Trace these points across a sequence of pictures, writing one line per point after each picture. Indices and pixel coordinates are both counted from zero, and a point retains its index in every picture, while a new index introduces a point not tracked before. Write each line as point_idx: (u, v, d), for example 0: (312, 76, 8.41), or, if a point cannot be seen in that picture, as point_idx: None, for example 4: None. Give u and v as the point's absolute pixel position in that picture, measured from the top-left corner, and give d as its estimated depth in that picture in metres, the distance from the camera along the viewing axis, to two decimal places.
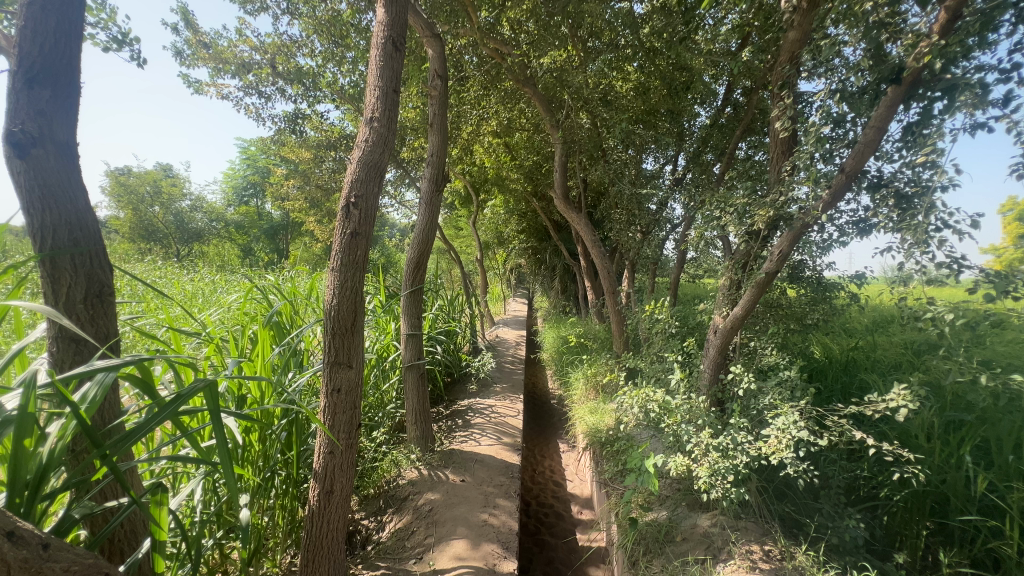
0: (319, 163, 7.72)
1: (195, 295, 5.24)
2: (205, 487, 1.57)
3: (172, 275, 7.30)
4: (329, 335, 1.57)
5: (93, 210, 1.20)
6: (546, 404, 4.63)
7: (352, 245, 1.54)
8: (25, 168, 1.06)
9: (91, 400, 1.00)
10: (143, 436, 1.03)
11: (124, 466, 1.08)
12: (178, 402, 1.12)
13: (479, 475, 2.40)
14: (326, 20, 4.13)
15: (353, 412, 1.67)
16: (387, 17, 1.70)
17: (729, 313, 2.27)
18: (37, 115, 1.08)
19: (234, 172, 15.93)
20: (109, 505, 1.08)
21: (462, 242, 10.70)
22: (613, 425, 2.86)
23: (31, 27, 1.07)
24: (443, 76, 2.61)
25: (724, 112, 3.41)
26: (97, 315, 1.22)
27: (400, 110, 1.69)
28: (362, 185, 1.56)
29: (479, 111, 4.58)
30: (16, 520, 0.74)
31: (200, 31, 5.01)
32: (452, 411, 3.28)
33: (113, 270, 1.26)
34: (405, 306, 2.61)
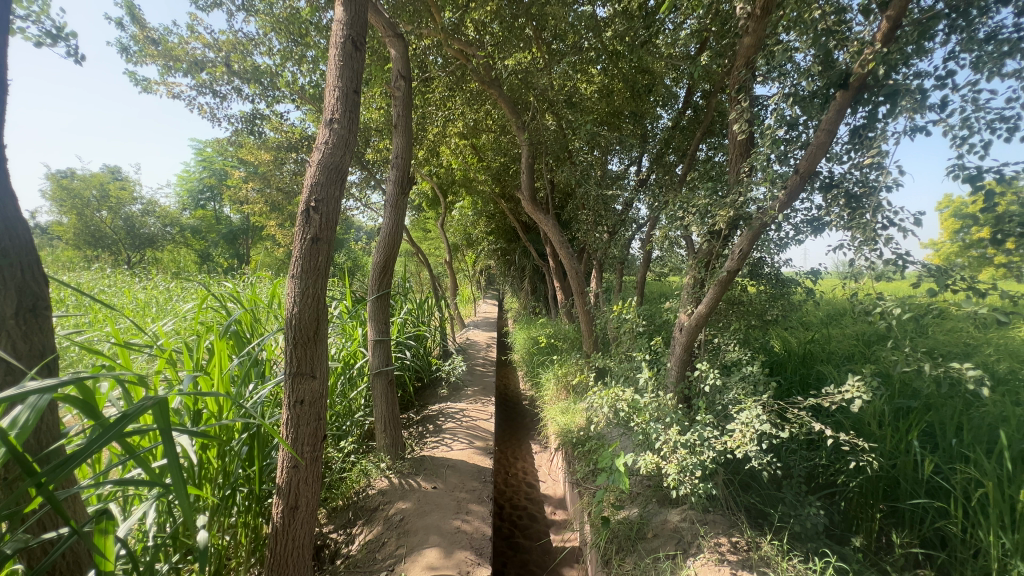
0: (280, 166, 7.49)
1: (148, 304, 4.99)
2: (159, 509, 1.48)
3: (122, 283, 6.92)
4: (291, 345, 1.51)
5: (23, 218, 1.12)
6: (518, 405, 4.62)
7: (312, 251, 1.50)
8: None
9: (24, 424, 0.93)
10: (85, 460, 0.97)
11: (64, 493, 1.01)
12: (125, 421, 1.06)
13: (451, 481, 2.37)
14: (283, 18, 4.00)
15: (318, 423, 1.62)
16: (346, 15, 1.65)
17: (694, 311, 2.32)
18: None
19: (188, 175, 15.26)
20: (47, 536, 1.00)
21: (430, 245, 10.59)
22: (584, 425, 2.88)
23: None
24: (406, 77, 2.57)
25: (686, 114, 3.50)
26: (31, 331, 1.15)
27: (361, 111, 1.64)
28: (323, 189, 1.51)
29: (445, 112, 4.54)
30: None
31: (148, 26, 4.78)
32: (422, 416, 3.23)
33: (48, 281, 1.18)
34: (372, 311, 2.55)
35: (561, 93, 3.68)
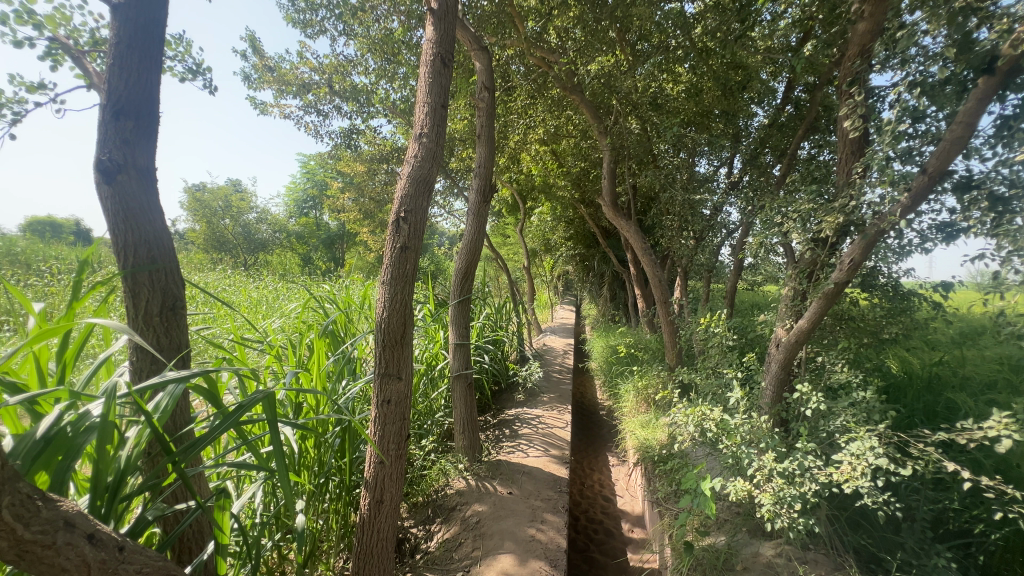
0: (373, 176, 8.07)
1: (260, 303, 5.61)
2: (266, 490, 1.64)
3: (240, 284, 7.84)
4: (380, 347, 1.60)
5: (168, 230, 1.31)
6: (595, 415, 4.53)
7: (401, 258, 1.58)
8: (111, 192, 1.19)
9: (164, 409, 1.08)
10: (208, 443, 1.10)
11: (193, 471, 1.16)
12: (241, 410, 1.19)
13: (526, 488, 2.37)
14: (379, 39, 4.31)
15: (403, 423, 1.70)
16: (436, 34, 1.73)
17: (793, 326, 2.12)
18: (122, 144, 1.20)
19: (295, 186, 16.96)
20: (179, 508, 1.15)
21: (509, 250, 10.77)
22: (665, 441, 2.74)
23: (118, 64, 1.19)
24: (490, 88, 2.63)
25: (785, 111, 3.22)
26: (170, 327, 1.34)
27: (448, 124, 1.71)
28: (412, 200, 1.59)
29: (526, 120, 4.61)
30: (97, 523, 0.83)
31: (266, 56, 5.40)
32: (499, 420, 3.28)
33: (185, 285, 1.37)
34: (454, 315, 2.63)
35: (645, 96, 3.59)
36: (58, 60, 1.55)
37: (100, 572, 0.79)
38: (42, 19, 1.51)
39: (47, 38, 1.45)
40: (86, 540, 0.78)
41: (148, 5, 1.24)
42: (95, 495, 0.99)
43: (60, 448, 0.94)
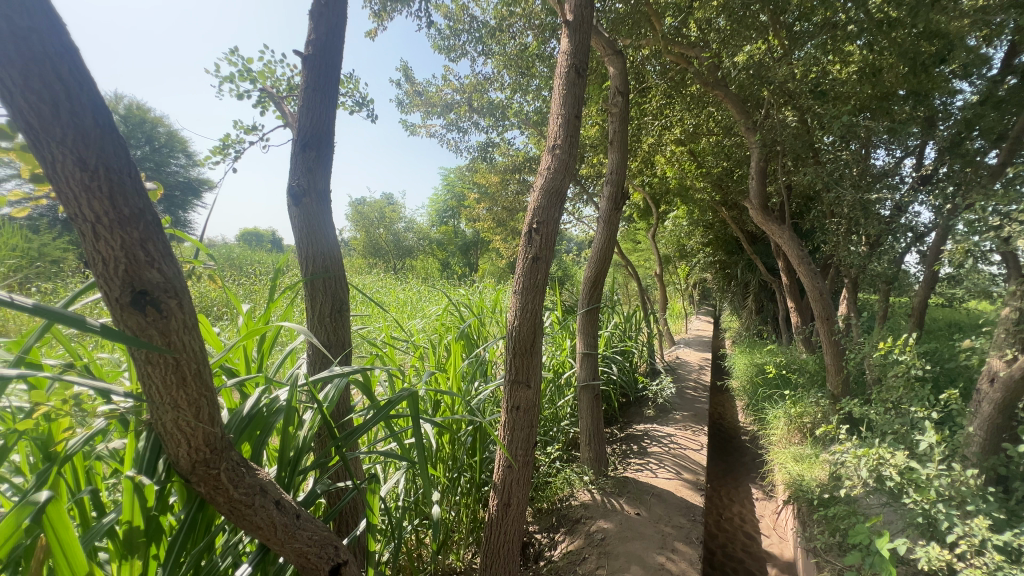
0: (505, 186, 8.50)
1: (405, 304, 6.26)
2: (408, 478, 1.81)
3: (390, 287, 8.84)
4: (511, 353, 1.65)
5: (339, 244, 1.54)
6: (736, 439, 4.11)
7: (533, 268, 1.61)
8: (298, 213, 1.44)
9: (331, 398, 1.26)
10: (364, 433, 1.25)
11: (351, 455, 1.32)
12: (390, 405, 1.32)
13: (655, 511, 2.24)
14: (514, 55, 4.53)
15: (530, 430, 1.73)
16: (571, 45, 1.74)
17: (1015, 358, 1.67)
18: (307, 172, 1.44)
19: (437, 198, 18.60)
20: (340, 487, 1.31)
21: (639, 256, 10.37)
22: (826, 481, 2.37)
23: (306, 105, 1.44)
24: (624, 92, 2.56)
25: (1004, 83, 2.56)
26: (338, 327, 1.56)
27: (581, 134, 1.70)
28: (544, 211, 1.61)
29: (661, 122, 4.42)
30: (282, 491, 0.98)
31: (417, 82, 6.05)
32: (627, 435, 3.16)
33: (350, 290, 1.60)
34: (581, 324, 2.61)
35: (805, 83, 3.17)
36: (267, 106, 1.93)
37: (282, 533, 0.94)
38: (256, 75, 1.89)
39: (259, 90, 1.82)
40: (274, 505, 0.93)
41: (329, 54, 1.47)
42: (280, 466, 1.18)
43: (258, 424, 1.14)
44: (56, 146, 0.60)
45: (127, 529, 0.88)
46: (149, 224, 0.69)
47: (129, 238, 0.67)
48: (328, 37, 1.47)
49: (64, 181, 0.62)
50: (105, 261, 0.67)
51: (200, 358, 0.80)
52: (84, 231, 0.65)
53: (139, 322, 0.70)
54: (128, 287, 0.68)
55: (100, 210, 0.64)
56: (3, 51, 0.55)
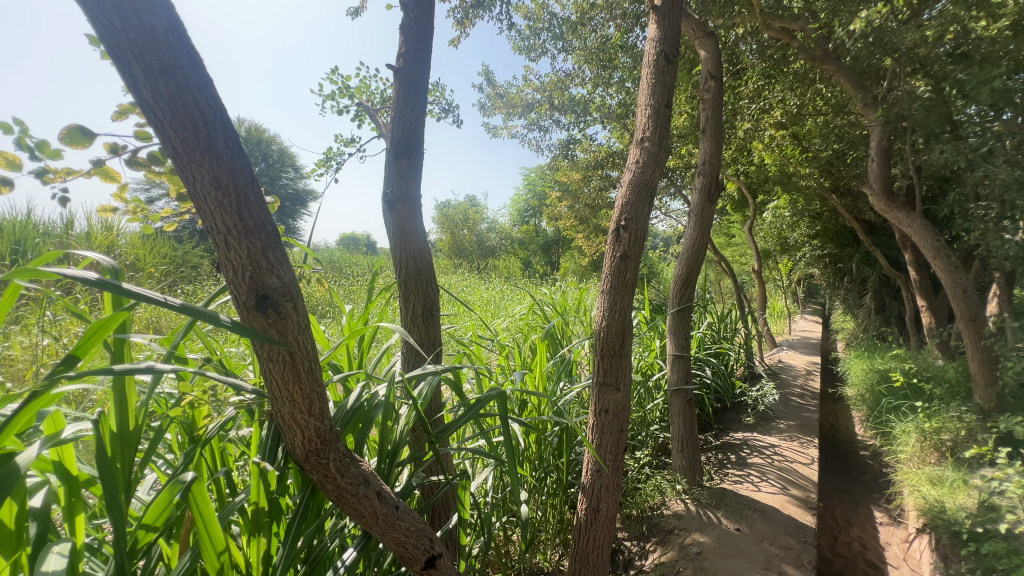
0: (587, 183, 8.39)
1: (489, 303, 6.42)
2: (496, 475, 1.83)
3: (475, 286, 9.12)
4: (598, 354, 1.61)
5: (429, 246, 1.61)
6: (854, 455, 3.66)
7: (621, 267, 1.55)
8: (392, 218, 1.53)
9: (425, 396, 1.31)
10: (455, 431, 1.29)
11: (444, 451, 1.36)
12: (480, 405, 1.35)
13: (759, 528, 2.06)
14: (596, 48, 4.46)
15: (620, 435, 1.67)
16: (660, 31, 1.65)
17: None
18: (400, 179, 1.52)
19: (519, 198, 18.83)
20: (434, 481, 1.36)
21: (733, 251, 9.66)
22: (974, 511, 2.02)
23: (397, 116, 1.52)
24: (717, 76, 2.39)
25: None
26: (429, 327, 1.63)
27: (672, 124, 1.61)
28: (633, 207, 1.55)
29: (759, 105, 4.08)
30: (383, 483, 1.04)
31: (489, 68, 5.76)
32: (724, 443, 2.95)
33: (439, 291, 1.66)
34: (671, 325, 2.47)
35: (941, 46, 2.74)
36: (363, 119, 2.07)
37: (383, 522, 0.99)
38: (354, 91, 2.03)
39: (357, 105, 1.96)
40: (376, 496, 0.98)
41: (418, 64, 1.54)
42: (380, 458, 1.24)
43: (360, 418, 1.22)
44: (194, 168, 0.68)
45: (254, 508, 0.98)
46: (269, 234, 0.76)
47: (254, 247, 0.74)
48: (417, 49, 1.53)
49: (203, 198, 0.70)
50: (235, 268, 0.74)
51: (311, 356, 0.87)
52: (218, 243, 0.73)
53: (261, 323, 0.77)
54: (252, 291, 0.75)
55: (230, 224, 0.72)
56: (153, 89, 0.63)
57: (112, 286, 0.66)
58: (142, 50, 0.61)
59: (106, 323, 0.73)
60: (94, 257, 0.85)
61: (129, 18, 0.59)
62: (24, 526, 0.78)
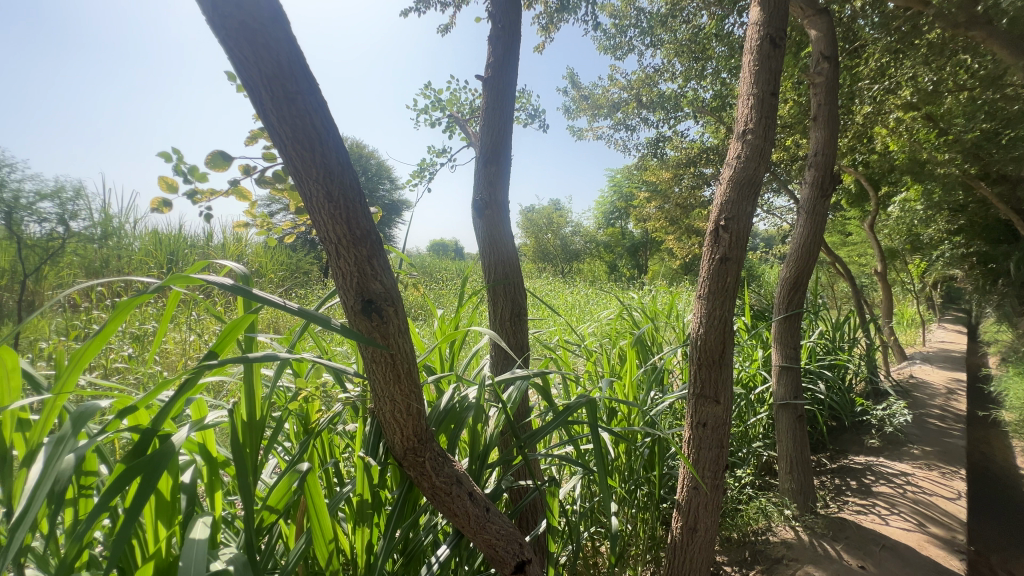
0: (677, 182, 8.03)
1: (575, 307, 6.39)
2: (584, 484, 1.80)
3: (561, 290, 9.11)
4: (695, 363, 1.51)
5: (517, 250, 1.63)
6: (1016, 493, 3.06)
7: (721, 271, 1.45)
8: (482, 224, 1.58)
9: (514, 400, 1.32)
10: (544, 437, 1.28)
11: (533, 457, 1.36)
12: (568, 412, 1.33)
13: (888, 569, 1.80)
14: (688, 40, 4.27)
15: (720, 451, 1.55)
16: (763, 14, 1.52)
17: None
18: (489, 185, 1.57)
19: (604, 200, 18.54)
20: (522, 487, 1.36)
21: (851, 251, 8.62)
22: None
23: (486, 124, 1.57)
24: (831, 57, 2.15)
25: None
26: (517, 330, 1.64)
27: (779, 113, 1.47)
28: (734, 206, 1.44)
29: (883, 85, 3.62)
30: (474, 484, 1.06)
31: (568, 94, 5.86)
32: (842, 467, 2.63)
33: (527, 296, 1.67)
34: (777, 333, 2.26)
35: None
36: (454, 130, 2.16)
37: (474, 522, 1.01)
38: (446, 103, 2.13)
39: (448, 116, 2.05)
40: (468, 496, 1.01)
41: (505, 72, 1.58)
42: (470, 460, 1.27)
43: (452, 419, 1.26)
44: (310, 183, 0.74)
45: (358, 499, 1.04)
46: (373, 243, 0.81)
47: (360, 254, 0.79)
48: (505, 57, 1.57)
49: (318, 211, 0.76)
50: (344, 275, 0.80)
51: (410, 359, 0.91)
52: (329, 251, 0.80)
53: (366, 326, 0.83)
54: (359, 296, 0.81)
55: (339, 234, 0.77)
56: (277, 115, 0.70)
57: (244, 291, 0.74)
58: (272, 81, 0.68)
59: (238, 323, 0.82)
60: (228, 265, 0.97)
61: (260, 53, 0.67)
62: (176, 497, 0.91)
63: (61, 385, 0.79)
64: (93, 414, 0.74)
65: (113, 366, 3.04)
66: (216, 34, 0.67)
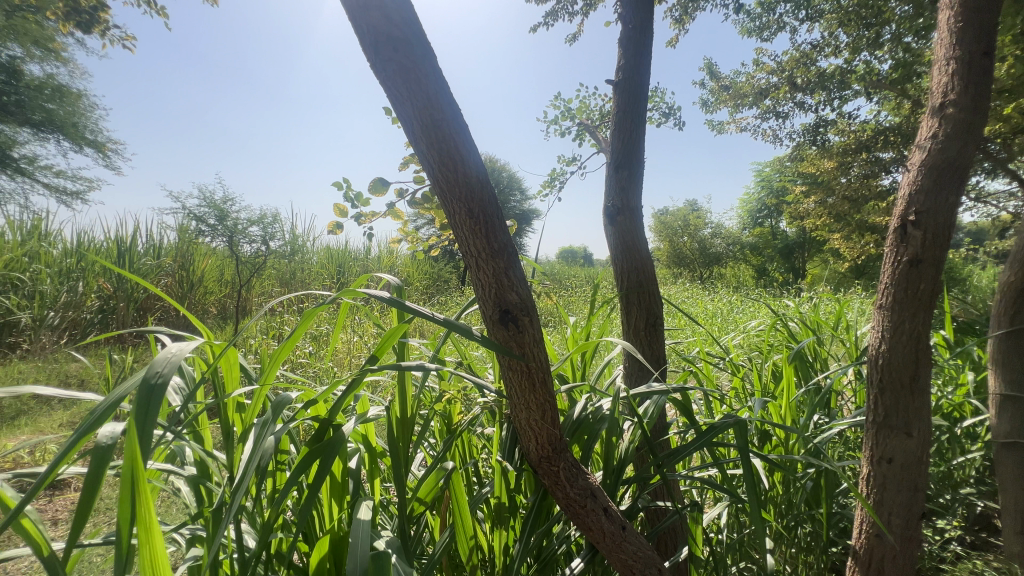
0: None
1: (716, 315, 5.92)
2: (732, 513, 1.62)
3: (699, 297, 8.53)
4: (874, 384, 1.27)
5: (652, 256, 1.57)
6: None
7: (911, 275, 1.19)
8: (615, 230, 1.56)
9: (650, 415, 1.26)
10: (684, 457, 1.19)
11: (672, 478, 1.27)
12: (713, 432, 1.22)
13: None
14: (856, 5, 3.69)
15: (914, 495, 1.27)
16: None
17: None
18: (622, 191, 1.56)
19: (750, 197, 16.99)
20: (661, 508, 1.27)
21: None
22: None
23: (618, 129, 1.57)
24: None
25: None
26: (653, 341, 1.56)
27: (995, 77, 1.17)
28: (928, 195, 1.17)
29: None
30: (610, 500, 1.02)
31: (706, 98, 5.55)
32: None
33: (664, 304, 1.58)
34: (994, 352, 1.78)
35: None
36: (584, 137, 2.16)
37: (611, 540, 0.97)
38: (575, 112, 2.14)
39: (578, 124, 2.06)
40: (603, 512, 0.97)
41: (636, 75, 1.57)
42: (604, 473, 1.23)
43: (585, 430, 1.24)
44: (453, 201, 0.79)
45: (496, 501, 1.08)
46: (509, 256, 0.83)
47: (498, 267, 0.82)
48: (637, 60, 1.56)
49: (460, 228, 0.81)
50: (484, 285, 0.85)
51: (545, 369, 0.92)
52: (470, 263, 0.85)
53: (503, 335, 0.86)
54: (497, 306, 0.84)
55: (479, 248, 0.82)
56: (426, 141, 0.77)
57: (398, 302, 0.82)
58: (422, 111, 0.75)
59: (394, 330, 0.92)
60: (385, 278, 1.09)
61: (412, 88, 0.74)
62: (345, 480, 1.04)
63: (265, 379, 0.97)
64: (287, 404, 0.89)
65: (298, 361, 3.67)
66: (376, 74, 0.76)
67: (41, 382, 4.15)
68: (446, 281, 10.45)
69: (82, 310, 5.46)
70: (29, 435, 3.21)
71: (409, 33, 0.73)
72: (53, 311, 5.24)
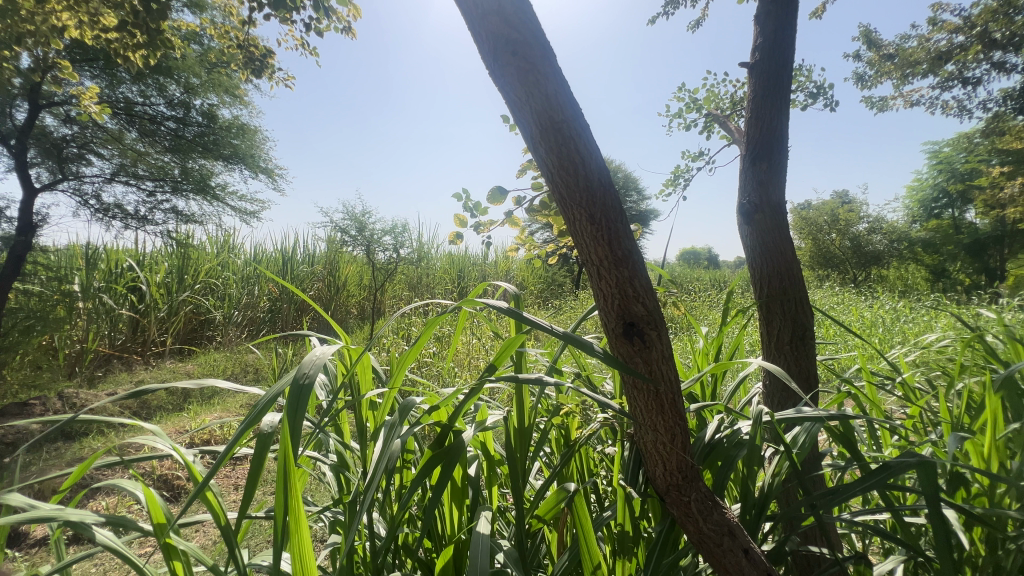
0: None
1: (875, 325, 5.09)
2: (909, 569, 1.32)
3: (851, 304, 7.44)
4: None
5: (798, 259, 1.36)
6: None
7: None
8: (752, 230, 1.39)
9: (801, 445, 1.06)
10: (848, 500, 0.98)
11: (831, 521, 1.05)
12: (887, 472, 0.98)
13: None
14: None
15: None
16: None
17: None
18: (759, 185, 1.38)
19: (922, 184, 14.92)
20: (815, 555, 1.07)
21: None
22: None
23: (755, 114, 1.40)
24: None
25: None
26: (800, 357, 1.34)
27: None
28: None
29: None
30: (752, 540, 0.87)
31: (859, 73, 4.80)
32: None
33: (815, 315, 1.35)
34: None
35: None
36: (712, 129, 1.98)
37: None
38: (702, 102, 1.98)
39: (706, 116, 1.90)
40: (744, 554, 0.83)
41: (778, 56, 1.38)
42: (743, 508, 1.07)
43: (719, 456, 1.10)
44: (573, 206, 0.75)
45: (619, 528, 1.00)
46: (631, 262, 0.76)
47: (622, 276, 0.76)
48: (777, 36, 1.38)
49: (580, 234, 0.76)
50: (605, 296, 0.78)
51: (675, 389, 0.83)
52: (591, 271, 0.79)
53: (627, 350, 0.79)
54: (621, 319, 0.78)
55: (599, 255, 0.76)
56: (544, 143, 0.74)
57: (516, 313, 0.80)
58: (540, 113, 0.72)
59: (512, 340, 0.90)
60: (502, 286, 1.07)
61: (530, 88, 0.71)
62: (465, 487, 1.05)
63: (393, 382, 1.02)
64: (413, 407, 0.92)
65: (424, 360, 3.96)
66: (495, 80, 0.76)
67: (230, 370, 5.04)
68: (560, 285, 10.56)
69: (257, 310, 6.59)
70: (219, 413, 3.90)
71: (528, 33, 0.71)
72: (237, 311, 6.34)
